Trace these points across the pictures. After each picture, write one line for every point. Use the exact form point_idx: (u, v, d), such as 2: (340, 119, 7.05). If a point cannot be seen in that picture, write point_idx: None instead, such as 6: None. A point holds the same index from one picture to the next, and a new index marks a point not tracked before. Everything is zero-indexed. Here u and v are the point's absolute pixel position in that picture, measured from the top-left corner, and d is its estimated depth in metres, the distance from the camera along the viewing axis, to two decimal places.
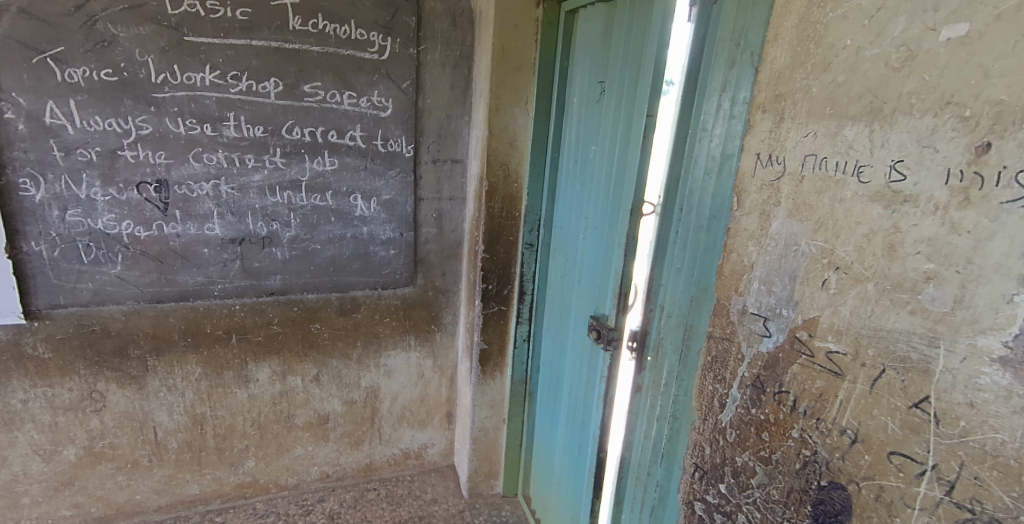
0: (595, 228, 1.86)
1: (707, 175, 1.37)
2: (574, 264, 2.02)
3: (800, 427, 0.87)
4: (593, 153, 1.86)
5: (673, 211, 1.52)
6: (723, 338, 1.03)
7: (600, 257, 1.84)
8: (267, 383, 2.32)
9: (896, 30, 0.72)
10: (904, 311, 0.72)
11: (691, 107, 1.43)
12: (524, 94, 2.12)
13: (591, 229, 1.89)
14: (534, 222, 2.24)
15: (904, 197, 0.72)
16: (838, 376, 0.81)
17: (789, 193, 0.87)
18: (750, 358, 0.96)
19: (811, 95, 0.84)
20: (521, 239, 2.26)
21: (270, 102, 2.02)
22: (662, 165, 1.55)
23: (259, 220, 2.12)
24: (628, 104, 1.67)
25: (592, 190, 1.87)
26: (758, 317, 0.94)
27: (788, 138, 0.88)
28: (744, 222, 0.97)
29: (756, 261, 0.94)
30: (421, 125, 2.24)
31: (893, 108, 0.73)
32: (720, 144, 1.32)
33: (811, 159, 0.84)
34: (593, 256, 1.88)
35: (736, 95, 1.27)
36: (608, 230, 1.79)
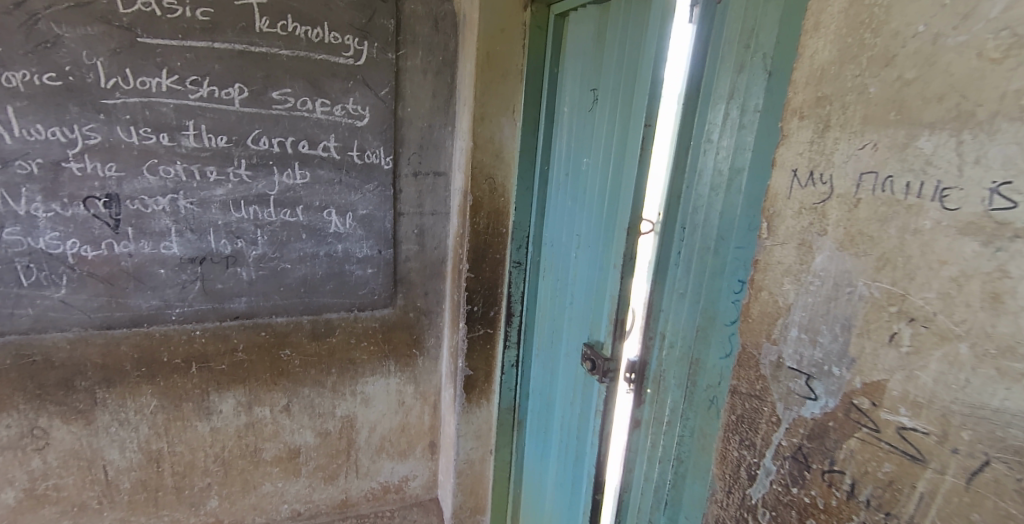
0: (589, 247, 1.72)
1: (713, 191, 1.23)
2: (566, 284, 1.87)
3: (862, 520, 0.72)
4: (585, 166, 1.72)
5: (675, 231, 1.38)
6: (751, 395, 0.88)
7: (593, 278, 1.69)
8: (232, 415, 2.14)
9: (994, 10, 0.57)
10: (1018, 385, 0.55)
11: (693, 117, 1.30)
12: (511, 103, 1.97)
13: (583, 247, 1.74)
14: (523, 240, 2.09)
15: (1013, 230, 0.56)
16: (916, 461, 0.65)
17: (838, 220, 0.73)
18: (790, 424, 0.81)
19: (868, 96, 0.70)
20: (509, 258, 2.11)
21: (234, 110, 1.85)
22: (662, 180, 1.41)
23: (222, 238, 1.94)
24: (623, 114, 1.53)
25: (585, 206, 1.73)
26: (799, 374, 0.80)
27: (836, 151, 0.74)
28: (777, 253, 0.83)
29: (795, 303, 0.80)
30: (401, 135, 2.09)
31: (993, 113, 0.57)
32: (726, 159, 1.19)
33: (869, 178, 0.70)
34: (586, 277, 1.73)
35: (746, 102, 1.13)
36: (602, 249, 1.64)
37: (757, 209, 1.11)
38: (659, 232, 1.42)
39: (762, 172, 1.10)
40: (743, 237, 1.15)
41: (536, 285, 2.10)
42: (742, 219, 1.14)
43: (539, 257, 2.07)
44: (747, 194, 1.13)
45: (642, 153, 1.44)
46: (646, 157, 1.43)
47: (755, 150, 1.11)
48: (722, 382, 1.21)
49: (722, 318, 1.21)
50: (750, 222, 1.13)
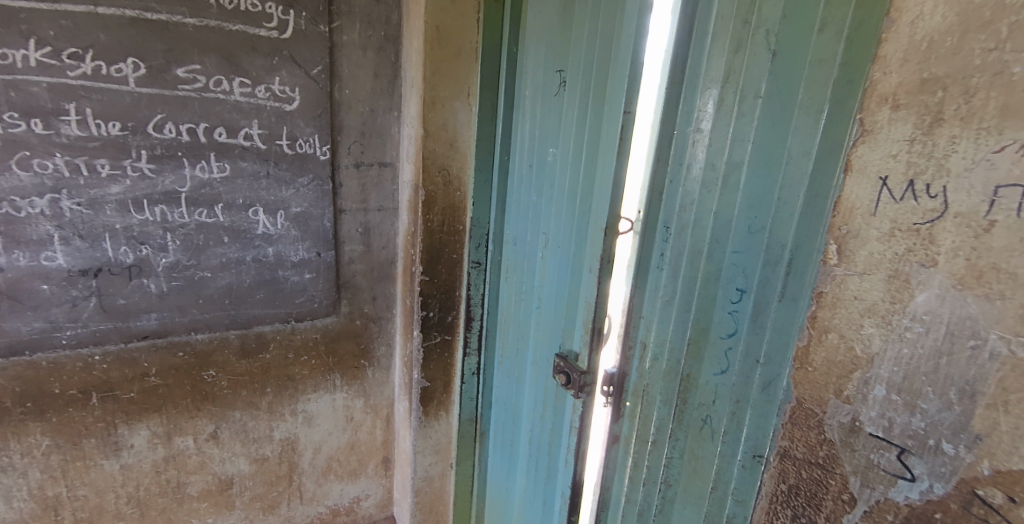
0: (558, 247, 1.54)
1: (706, 189, 1.08)
2: (533, 288, 1.70)
3: None
4: (553, 157, 1.54)
5: (659, 231, 1.22)
6: (815, 464, 0.80)
7: (565, 282, 1.52)
8: (146, 449, 1.84)
9: None
10: None
11: (677, 103, 1.14)
12: (465, 85, 1.76)
13: (553, 247, 1.57)
14: (482, 237, 1.89)
15: None
16: None
17: (956, 247, 0.62)
18: (870, 505, 0.73)
19: (1010, 79, 0.58)
20: (467, 258, 1.91)
21: (129, 91, 1.53)
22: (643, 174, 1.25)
23: (122, 245, 1.62)
24: (596, 99, 1.35)
25: (553, 201, 1.55)
26: (886, 449, 0.71)
27: (953, 154, 0.62)
28: (860, 285, 0.73)
29: (881, 358, 0.70)
30: (338, 121, 1.82)
31: None
32: (720, 151, 1.05)
33: (1014, 193, 0.58)
34: (556, 281, 1.57)
35: (745, 87, 0.99)
36: (575, 250, 1.47)
37: (760, 208, 0.97)
38: (641, 231, 1.26)
39: (766, 167, 0.96)
40: (743, 241, 1.00)
41: (498, 288, 1.91)
42: (743, 220, 1.00)
43: (500, 256, 1.88)
44: (749, 191, 0.99)
45: (620, 143, 1.26)
46: (625, 148, 1.27)
47: (757, 142, 0.97)
48: (718, 402, 1.07)
49: (717, 331, 1.06)
50: (752, 224, 0.98)
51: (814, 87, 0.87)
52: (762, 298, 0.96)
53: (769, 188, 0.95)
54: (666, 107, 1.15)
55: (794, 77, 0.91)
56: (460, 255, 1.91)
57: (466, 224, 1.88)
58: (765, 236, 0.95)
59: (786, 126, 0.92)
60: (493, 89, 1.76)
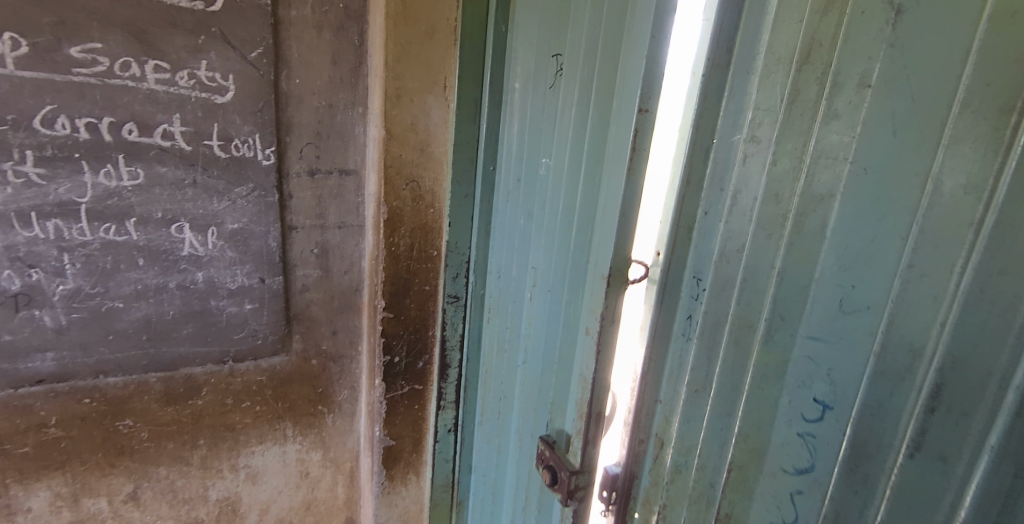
0: (550, 290, 1.16)
1: (766, 231, 0.69)
2: (519, 337, 1.32)
3: None
4: (546, 169, 1.15)
5: (688, 282, 0.87)
6: None
7: (556, 340, 1.13)
8: (48, 512, 1.51)
9: None
10: None
11: (721, 98, 0.77)
12: (440, 73, 1.38)
13: (542, 289, 1.19)
14: (460, 264, 1.52)
15: None
16: None
17: None
18: None
19: None
20: (444, 291, 1.54)
21: (6, 74, 1.20)
22: (669, 202, 0.87)
23: (4, 269, 1.30)
24: (601, 91, 0.96)
25: (545, 229, 1.17)
26: None
27: None
28: None
29: None
30: (286, 119, 1.48)
31: None
32: (793, 174, 0.65)
33: None
34: (545, 334, 1.19)
35: (842, 70, 0.59)
36: (570, 299, 1.07)
37: (864, 275, 0.57)
38: (663, 283, 0.89)
39: (878, 206, 0.56)
40: (830, 325, 0.61)
41: (479, 329, 1.54)
42: (830, 290, 0.61)
43: (482, 290, 1.51)
44: (843, 244, 0.59)
45: (632, 154, 0.86)
46: (640, 163, 0.87)
47: (860, 162, 0.57)
48: None
49: (779, 461, 0.67)
50: (845, 298, 0.59)
51: (1000, 64, 0.46)
52: (872, 433, 0.56)
53: (885, 244, 0.55)
54: (703, 102, 0.78)
55: (945, 47, 0.50)
56: (434, 287, 1.54)
57: (440, 250, 1.51)
58: (874, 325, 0.56)
59: (924, 138, 0.52)
60: (477, 80, 1.39)
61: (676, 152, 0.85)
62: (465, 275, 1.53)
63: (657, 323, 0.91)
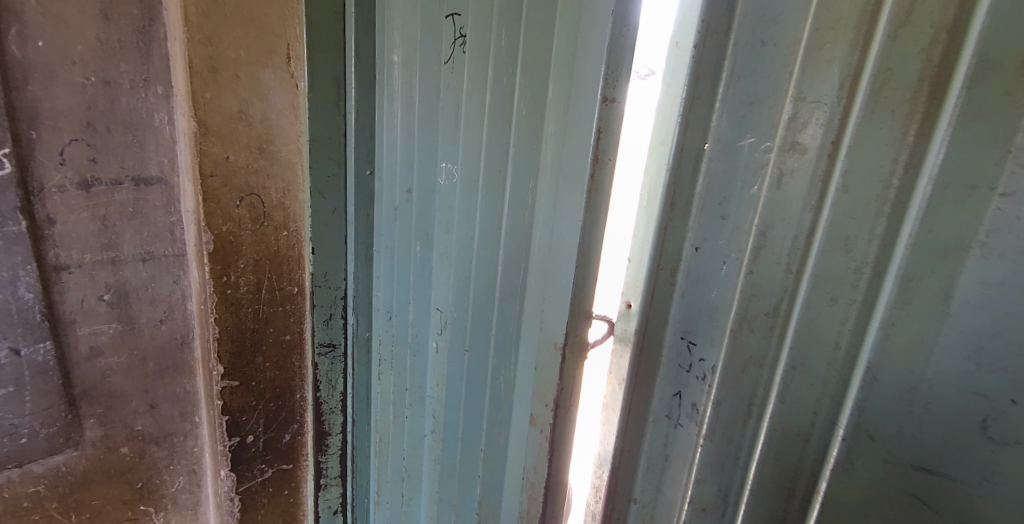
0: (467, 350, 0.83)
1: (827, 293, 0.44)
2: (424, 401, 0.98)
3: None
4: (449, 179, 0.82)
5: (672, 344, 0.59)
6: None
7: (480, 418, 0.82)
8: None
9: None
10: None
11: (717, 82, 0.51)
12: (277, 37, 0.95)
13: (453, 342, 0.87)
14: (331, 302, 1.12)
15: None
16: None
17: None
18: None
19: None
20: (313, 340, 1.14)
21: None
22: (645, 233, 0.58)
23: None
24: (530, 69, 0.64)
25: (451, 263, 0.84)
26: None
27: None
28: None
29: None
30: (27, 103, 0.96)
31: None
32: (878, 206, 0.41)
33: None
34: (455, 402, 0.88)
35: (990, 39, 0.35)
36: (498, 364, 0.76)
37: None
38: (637, 350, 0.62)
39: None
40: (968, 461, 0.38)
41: (368, 385, 1.16)
42: (958, 403, 0.38)
43: (365, 333, 1.13)
44: (984, 330, 0.36)
45: (593, 167, 0.58)
46: (604, 181, 0.59)
47: None
48: None
49: None
50: (993, 420, 0.37)
51: None
52: None
53: None
54: (692, 87, 0.51)
55: None
56: (299, 335, 1.14)
57: (303, 286, 1.10)
58: None
59: None
60: (336, 50, 0.98)
61: (652, 161, 0.56)
62: (342, 314, 1.14)
63: (632, 402, 0.64)
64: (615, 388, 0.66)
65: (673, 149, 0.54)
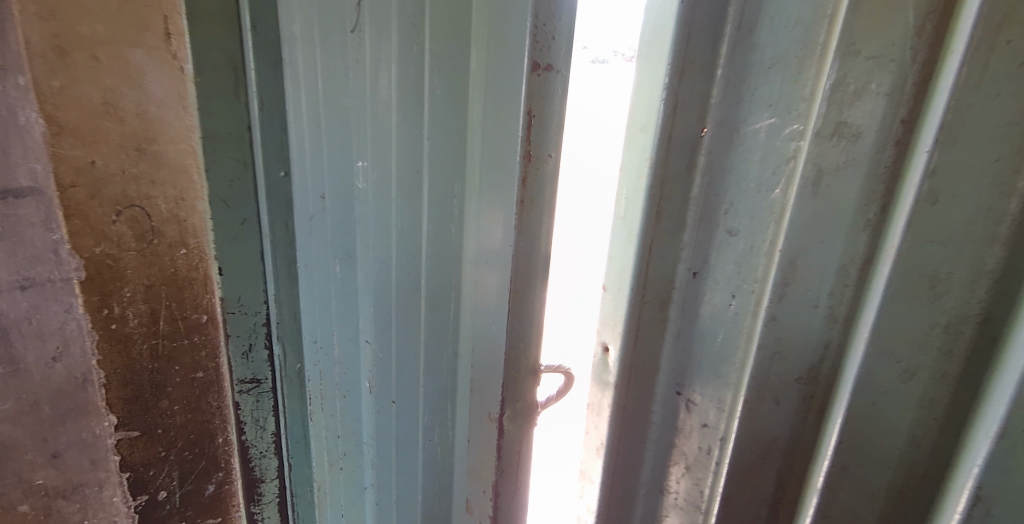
0: (395, 402, 0.65)
1: (895, 360, 0.30)
2: (361, 451, 0.81)
3: None
4: (366, 179, 0.63)
5: (663, 405, 0.41)
6: None
7: (414, 486, 0.64)
8: None
9: None
10: None
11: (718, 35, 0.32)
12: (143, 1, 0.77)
13: (380, 389, 0.68)
14: (249, 330, 0.96)
15: None
16: None
17: None
18: None
19: None
20: (232, 376, 0.99)
21: None
22: (621, 256, 0.38)
23: None
24: (441, 29, 0.45)
25: (371, 285, 0.65)
26: None
27: None
28: None
29: None
30: None
31: None
32: (988, 227, 0.26)
33: None
34: (385, 458, 0.72)
35: None
36: (431, 424, 0.59)
37: None
38: (618, 410, 0.41)
39: None
40: None
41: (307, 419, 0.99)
42: None
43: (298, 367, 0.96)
44: None
45: (525, 167, 0.44)
46: (542, 187, 0.45)
47: None
48: None
49: None
50: None
51: None
52: None
53: None
54: (681, 47, 0.32)
55: None
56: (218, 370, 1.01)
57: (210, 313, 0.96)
58: None
59: None
60: (225, 18, 0.78)
61: (629, 155, 0.36)
62: (264, 343, 0.98)
63: (613, 480, 0.44)
64: (590, 462, 0.45)
65: (657, 139, 0.34)
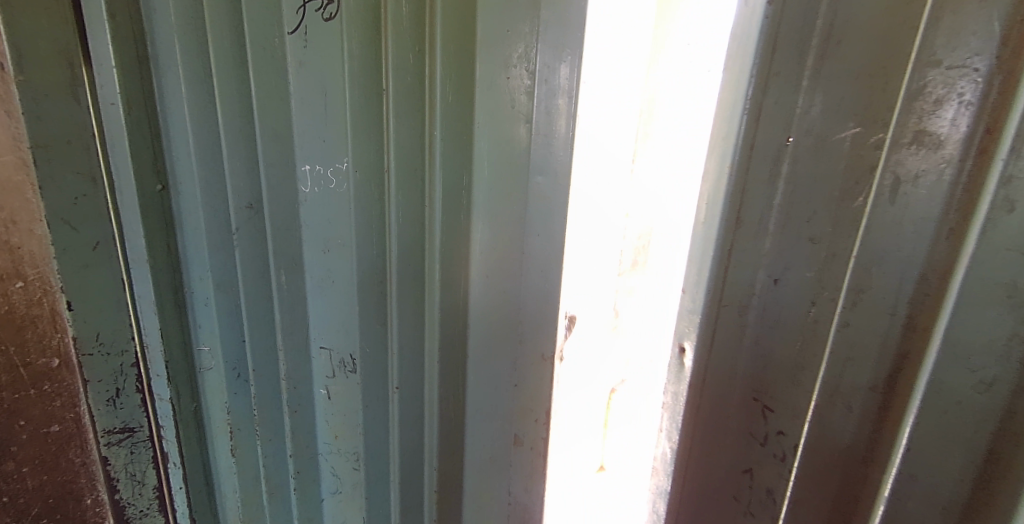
0: (393, 389, 0.70)
1: (969, 368, 0.30)
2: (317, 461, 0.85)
3: None
4: (316, 186, 0.69)
5: (734, 406, 0.41)
6: None
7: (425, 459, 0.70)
8: None
9: None
10: None
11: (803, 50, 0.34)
12: None
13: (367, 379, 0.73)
14: (114, 373, 0.88)
15: None
16: None
17: None
18: None
19: None
20: (95, 428, 0.88)
21: None
22: (701, 258, 0.42)
23: None
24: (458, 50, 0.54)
25: (340, 288, 0.71)
26: None
27: None
28: None
29: None
30: None
31: None
32: None
33: None
34: (382, 450, 0.75)
35: None
36: (445, 396, 0.66)
37: None
38: (692, 406, 0.44)
39: None
40: None
41: (252, 443, 0.93)
42: None
43: (204, 382, 0.94)
44: None
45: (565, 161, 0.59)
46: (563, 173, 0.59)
47: None
48: None
49: None
50: None
51: None
52: None
53: None
54: (767, 58, 0.35)
55: None
56: (78, 423, 0.86)
57: (61, 355, 0.82)
58: None
59: None
60: (117, 38, 0.74)
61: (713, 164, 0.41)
62: (134, 387, 0.91)
63: (687, 476, 0.47)
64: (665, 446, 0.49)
65: (739, 148, 0.38)
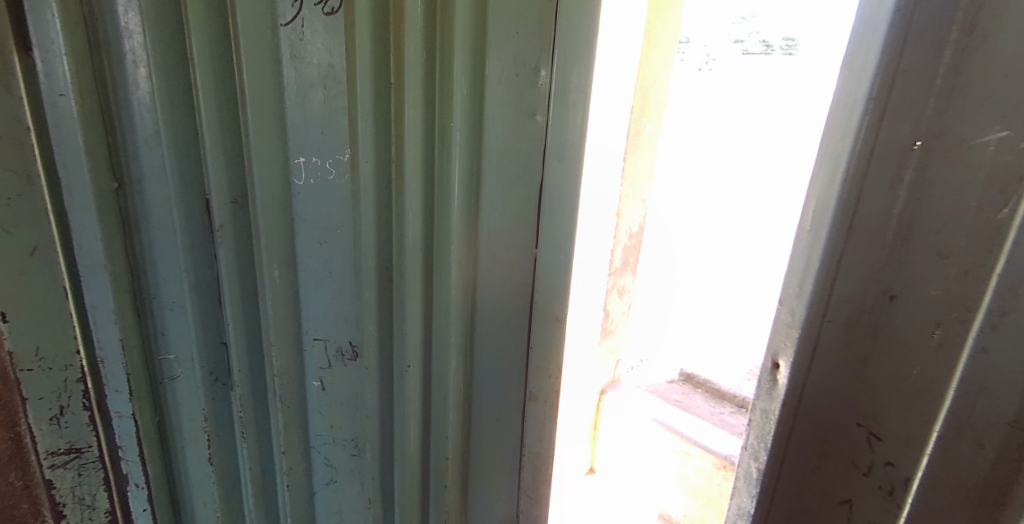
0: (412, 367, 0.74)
1: None
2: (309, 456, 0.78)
3: None
4: (311, 179, 0.61)
5: (845, 408, 0.45)
6: None
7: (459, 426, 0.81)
8: None
9: None
10: None
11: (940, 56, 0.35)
12: None
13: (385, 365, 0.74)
14: (58, 390, 0.62)
15: None
16: None
17: None
18: None
19: None
20: (39, 448, 0.63)
21: None
22: (806, 266, 0.42)
23: None
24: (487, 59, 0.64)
25: (334, 273, 0.67)
26: None
27: None
28: None
29: None
30: None
31: None
32: None
33: None
34: (392, 433, 0.78)
35: None
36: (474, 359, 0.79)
37: None
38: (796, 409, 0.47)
39: None
40: None
41: (237, 449, 0.76)
42: None
43: (170, 395, 0.69)
44: None
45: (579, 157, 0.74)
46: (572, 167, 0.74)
47: None
48: None
49: None
50: None
51: None
52: None
53: None
54: (895, 55, 0.35)
55: None
56: (17, 444, 0.62)
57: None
58: None
59: None
60: None
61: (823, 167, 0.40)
62: (81, 404, 0.64)
63: (782, 473, 0.49)
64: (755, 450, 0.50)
65: (854, 150, 0.38)
